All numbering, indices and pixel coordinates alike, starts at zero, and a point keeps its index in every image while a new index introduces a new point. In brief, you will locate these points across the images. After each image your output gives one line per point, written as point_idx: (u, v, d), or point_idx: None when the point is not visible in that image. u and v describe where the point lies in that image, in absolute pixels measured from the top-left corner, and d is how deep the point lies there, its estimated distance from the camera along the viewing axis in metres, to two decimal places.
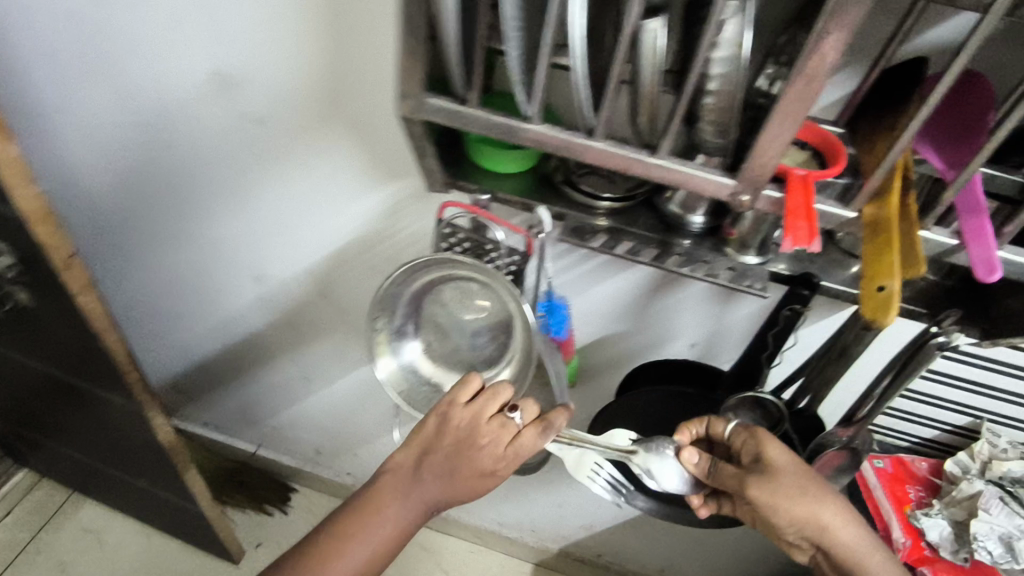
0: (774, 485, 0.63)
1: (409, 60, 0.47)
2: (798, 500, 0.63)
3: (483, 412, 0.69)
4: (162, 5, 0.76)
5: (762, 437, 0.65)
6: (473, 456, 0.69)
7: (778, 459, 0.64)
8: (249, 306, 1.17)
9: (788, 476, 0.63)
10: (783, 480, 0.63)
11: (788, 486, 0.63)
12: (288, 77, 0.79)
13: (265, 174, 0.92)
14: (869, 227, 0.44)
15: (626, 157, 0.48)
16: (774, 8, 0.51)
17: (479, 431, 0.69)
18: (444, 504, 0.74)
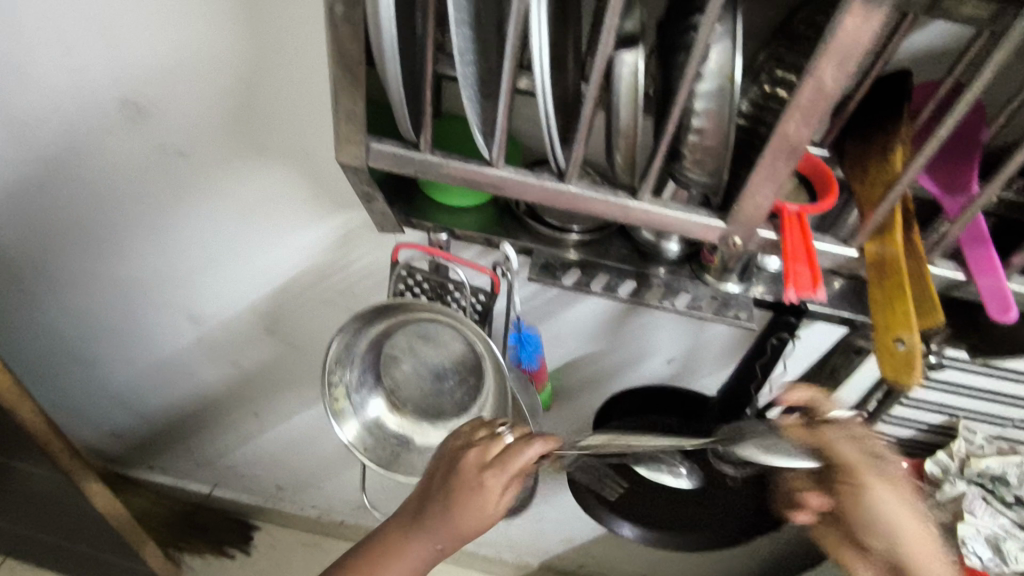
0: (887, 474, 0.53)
1: (347, 102, 0.40)
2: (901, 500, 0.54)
3: (473, 436, 0.63)
4: (43, 28, 0.64)
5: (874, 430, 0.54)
6: (462, 471, 0.60)
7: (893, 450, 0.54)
8: (188, 349, 1.07)
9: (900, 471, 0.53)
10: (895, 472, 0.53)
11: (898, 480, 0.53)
12: (205, 106, 0.68)
13: (192, 211, 0.81)
14: (873, 267, 0.40)
15: (607, 202, 0.42)
16: (753, 22, 0.46)
17: (465, 455, 0.61)
18: (448, 544, 0.64)
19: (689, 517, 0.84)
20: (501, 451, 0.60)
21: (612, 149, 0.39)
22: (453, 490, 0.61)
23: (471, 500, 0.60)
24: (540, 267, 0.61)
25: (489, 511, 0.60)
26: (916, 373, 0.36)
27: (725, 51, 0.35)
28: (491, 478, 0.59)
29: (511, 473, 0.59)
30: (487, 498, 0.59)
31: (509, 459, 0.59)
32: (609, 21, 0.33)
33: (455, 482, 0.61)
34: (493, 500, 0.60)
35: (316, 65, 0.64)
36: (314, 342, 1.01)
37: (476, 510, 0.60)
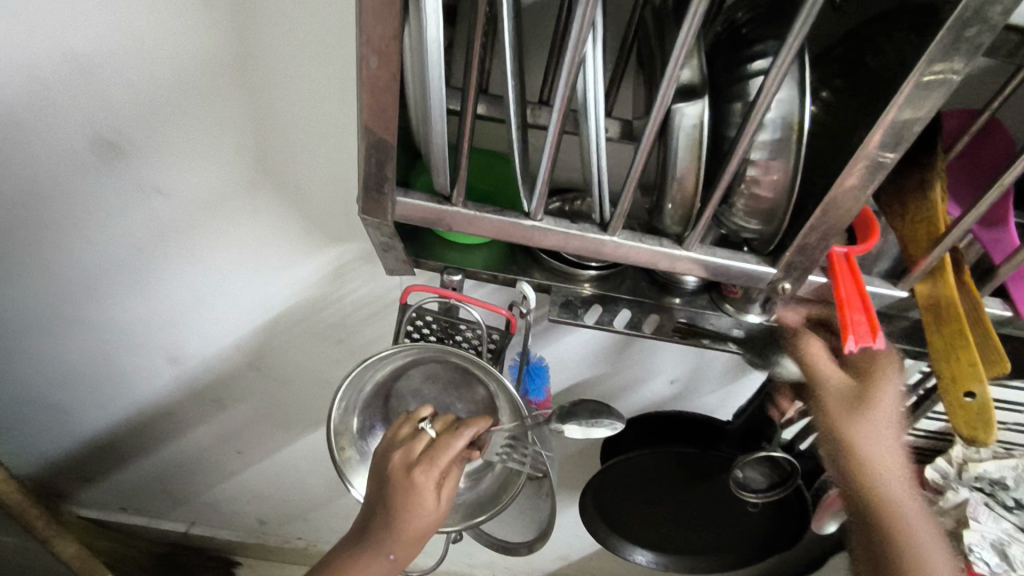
0: (859, 414, 0.52)
1: (374, 155, 0.37)
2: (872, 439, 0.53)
3: (396, 436, 0.61)
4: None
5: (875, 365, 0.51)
6: (393, 475, 0.58)
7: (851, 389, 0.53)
8: (167, 389, 1.00)
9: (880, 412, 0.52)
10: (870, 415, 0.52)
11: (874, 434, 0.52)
12: (186, 139, 0.63)
13: (172, 250, 0.75)
14: (928, 312, 0.39)
15: (653, 251, 0.40)
16: None
17: (390, 460, 0.59)
18: (393, 555, 0.61)
19: (703, 538, 0.84)
20: (429, 449, 0.59)
21: (664, 202, 0.37)
22: (389, 497, 0.58)
23: (407, 502, 0.57)
24: (561, 307, 0.58)
25: (429, 515, 0.59)
26: (993, 426, 0.36)
27: (788, 101, 0.33)
28: (423, 476, 0.58)
29: (439, 465, 0.58)
30: (425, 496, 0.58)
31: (434, 455, 0.58)
32: (672, 76, 0.31)
33: (395, 494, 0.58)
34: (430, 500, 0.59)
35: (309, 97, 0.59)
36: (303, 376, 0.96)
37: (415, 518, 0.58)
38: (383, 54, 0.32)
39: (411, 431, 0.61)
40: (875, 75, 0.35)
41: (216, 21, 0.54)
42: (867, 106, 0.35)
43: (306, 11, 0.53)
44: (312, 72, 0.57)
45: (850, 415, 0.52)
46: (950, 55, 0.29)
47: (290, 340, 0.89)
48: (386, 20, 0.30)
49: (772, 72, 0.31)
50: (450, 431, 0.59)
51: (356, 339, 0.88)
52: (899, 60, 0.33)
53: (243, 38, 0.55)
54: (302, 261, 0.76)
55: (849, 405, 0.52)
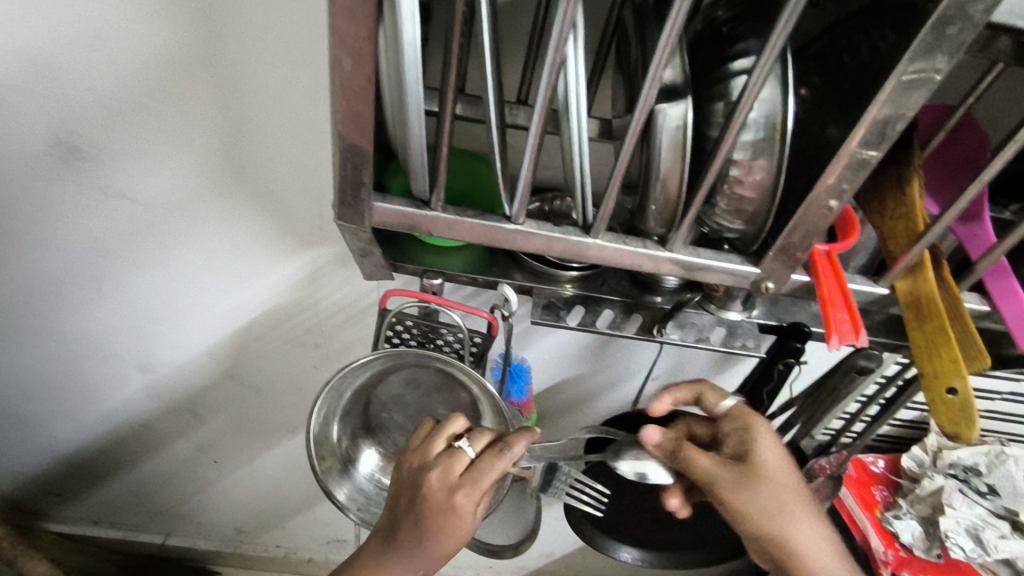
0: (746, 485, 0.54)
1: (350, 160, 0.36)
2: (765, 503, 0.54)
3: (429, 453, 0.57)
4: None
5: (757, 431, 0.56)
6: (432, 496, 0.55)
7: (765, 458, 0.55)
8: (138, 400, 0.97)
9: (767, 480, 0.54)
10: (768, 489, 0.54)
11: (760, 495, 0.54)
12: (151, 141, 0.61)
13: (141, 257, 0.73)
14: (910, 309, 0.39)
15: (636, 254, 0.39)
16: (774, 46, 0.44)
17: (428, 479, 0.55)
18: (426, 565, 0.60)
19: (686, 533, 0.85)
20: (472, 471, 0.55)
21: (647, 204, 0.36)
22: (427, 515, 0.55)
23: (445, 522, 0.55)
24: (543, 308, 0.57)
25: (466, 531, 0.56)
26: (976, 421, 0.36)
27: (771, 102, 0.33)
28: (464, 499, 0.55)
29: (482, 489, 0.54)
30: (464, 517, 0.55)
31: (477, 479, 0.54)
32: (655, 75, 0.30)
33: (434, 514, 0.55)
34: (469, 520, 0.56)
35: (279, 97, 0.57)
36: (279, 382, 0.94)
37: (450, 536, 0.56)
38: (357, 54, 0.31)
39: (445, 446, 0.57)
40: (854, 73, 0.35)
41: (180, 20, 0.52)
42: (847, 104, 0.35)
43: (275, 9, 0.51)
44: (283, 71, 0.55)
45: (745, 487, 0.54)
46: (932, 52, 0.29)
47: (265, 346, 0.87)
48: (360, 19, 0.29)
49: (756, 71, 0.30)
50: (498, 450, 0.55)
51: (334, 344, 0.86)
52: (878, 59, 0.33)
53: (210, 35, 0.53)
54: (276, 265, 0.74)
55: (742, 485, 0.54)
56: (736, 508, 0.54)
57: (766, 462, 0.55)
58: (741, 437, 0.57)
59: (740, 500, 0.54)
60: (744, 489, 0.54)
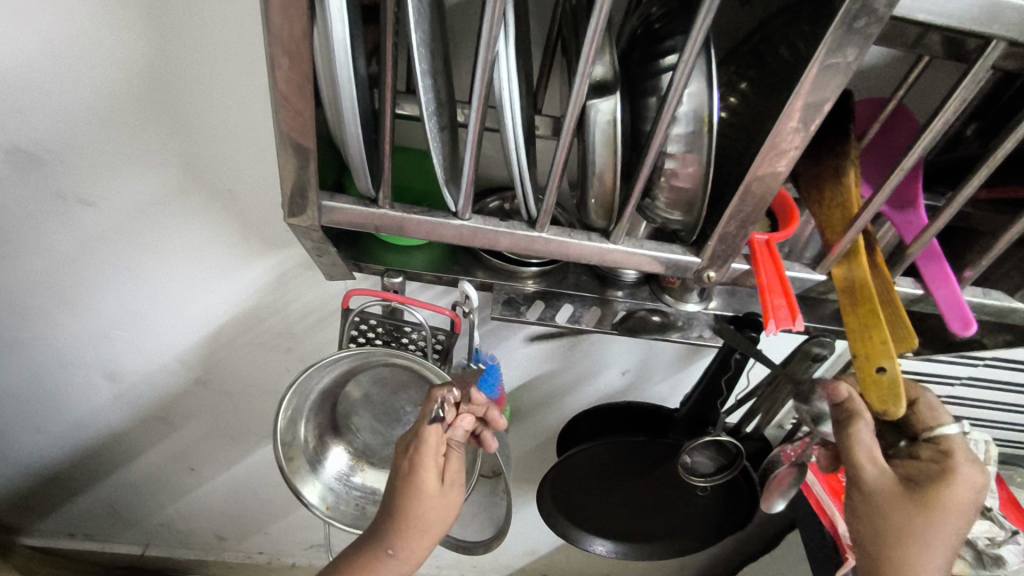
0: (923, 527, 0.46)
1: (295, 160, 0.37)
2: (935, 546, 0.47)
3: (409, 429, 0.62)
4: None
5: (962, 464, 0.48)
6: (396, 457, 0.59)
7: (956, 494, 0.47)
8: (110, 409, 0.97)
9: (942, 517, 0.46)
10: (934, 527, 0.46)
11: (927, 532, 0.46)
12: (110, 146, 0.61)
13: (107, 263, 0.73)
14: (845, 293, 0.41)
15: (582, 246, 0.41)
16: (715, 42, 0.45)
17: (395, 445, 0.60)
18: (399, 544, 0.59)
19: (657, 524, 0.85)
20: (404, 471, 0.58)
21: (587, 197, 0.37)
22: (391, 529, 0.59)
23: (401, 477, 0.58)
24: (503, 304, 0.58)
25: (439, 523, 0.59)
26: (902, 396, 0.37)
27: (699, 95, 0.34)
28: (414, 453, 0.57)
29: (425, 440, 0.56)
30: (414, 471, 0.57)
31: (411, 478, 0.57)
32: (584, 71, 0.32)
33: (395, 523, 0.58)
34: (425, 478, 0.57)
35: (237, 101, 0.58)
36: (252, 387, 0.94)
37: (412, 505, 0.57)
38: (293, 55, 0.31)
39: None
40: (782, 66, 0.37)
41: (134, 24, 0.52)
42: (776, 96, 0.36)
43: (228, 13, 0.52)
44: (240, 74, 0.56)
45: (899, 506, 0.47)
46: (845, 43, 0.31)
47: (235, 350, 0.86)
48: (294, 19, 0.30)
49: (680, 65, 0.31)
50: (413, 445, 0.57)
51: (305, 346, 0.86)
52: (800, 51, 0.35)
53: (166, 38, 0.53)
54: (242, 268, 0.74)
55: (906, 500, 0.47)
56: (887, 522, 0.47)
57: (955, 500, 0.46)
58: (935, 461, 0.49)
59: (893, 514, 0.47)
60: (914, 516, 0.46)
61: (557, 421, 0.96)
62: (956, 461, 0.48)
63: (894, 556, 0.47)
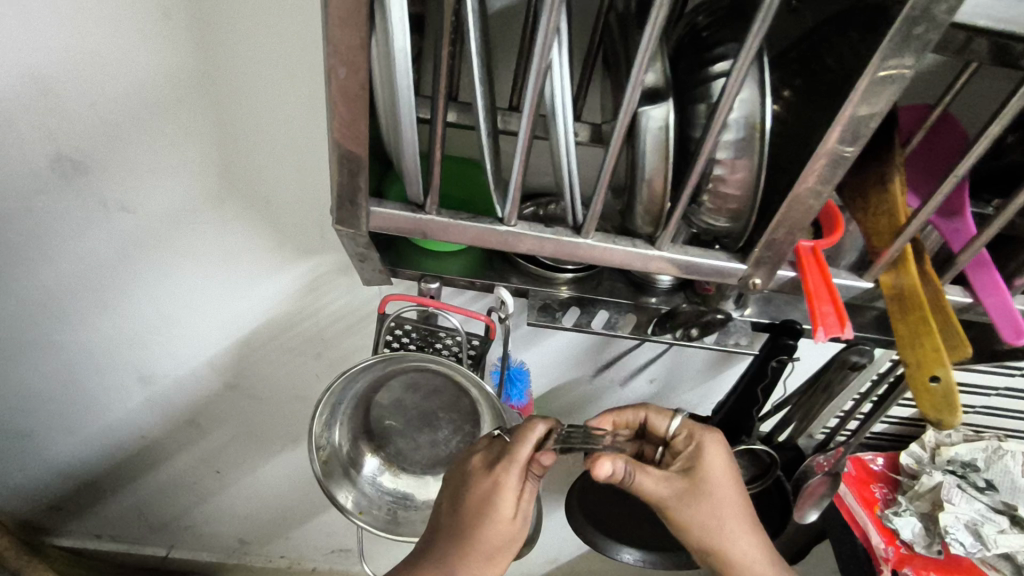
0: (682, 498, 0.53)
1: (345, 167, 0.37)
2: (701, 512, 0.53)
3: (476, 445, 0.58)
4: None
5: (703, 438, 0.55)
6: (471, 479, 0.54)
7: (707, 462, 0.54)
8: (141, 413, 0.98)
9: (706, 487, 0.53)
10: (687, 497, 0.53)
11: (718, 516, 0.53)
12: (150, 153, 0.62)
13: (144, 269, 0.74)
14: (893, 301, 0.41)
15: (627, 252, 0.40)
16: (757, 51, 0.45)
17: (471, 462, 0.56)
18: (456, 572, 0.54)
19: None
20: (462, 496, 0.54)
21: (634, 203, 0.37)
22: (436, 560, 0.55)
23: (481, 504, 0.53)
24: (539, 310, 0.58)
25: (501, 550, 0.55)
26: (956, 404, 0.36)
27: (751, 103, 0.34)
28: (506, 477, 0.53)
29: (519, 465, 0.52)
30: (502, 500, 0.53)
31: (479, 508, 0.53)
32: (636, 79, 0.32)
33: (455, 543, 0.54)
34: (507, 505, 0.53)
35: (278, 109, 0.59)
36: (281, 391, 0.94)
37: (488, 531, 0.53)
38: (349, 65, 0.32)
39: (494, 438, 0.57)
40: (832, 71, 0.36)
41: (178, 35, 0.53)
42: (825, 103, 0.36)
43: (273, 26, 0.53)
44: (281, 85, 0.57)
45: (694, 507, 0.53)
46: (902, 51, 0.30)
47: (264, 354, 0.87)
48: (352, 29, 0.30)
49: (733, 74, 0.32)
50: (484, 458, 0.55)
51: (334, 352, 0.87)
52: (851, 59, 0.34)
53: (206, 47, 0.54)
54: (276, 273, 0.75)
55: (688, 503, 0.53)
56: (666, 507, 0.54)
57: (704, 469, 0.54)
58: (692, 452, 0.55)
59: (687, 521, 0.53)
60: (679, 497, 0.53)
61: None
62: (697, 440, 0.55)
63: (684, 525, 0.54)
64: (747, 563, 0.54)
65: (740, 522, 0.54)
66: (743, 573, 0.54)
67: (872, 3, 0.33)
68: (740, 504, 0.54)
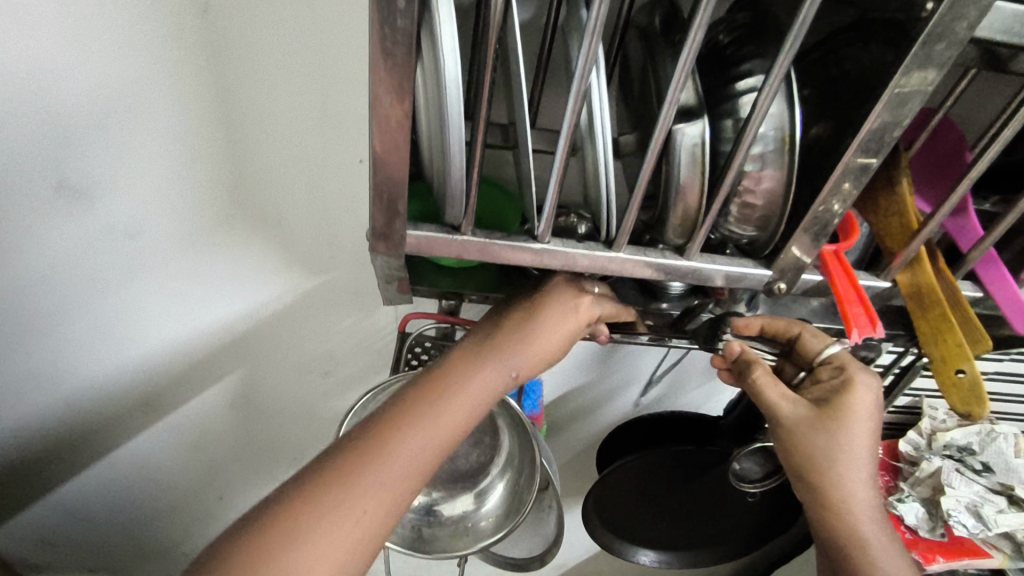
0: (823, 424, 0.51)
1: (385, 192, 0.37)
2: (831, 445, 0.50)
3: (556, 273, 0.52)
4: None
5: (856, 375, 0.51)
6: (549, 306, 0.48)
7: (855, 402, 0.50)
8: (140, 448, 0.95)
9: (852, 426, 0.50)
10: (834, 429, 0.50)
11: (851, 445, 0.50)
12: (160, 179, 0.61)
13: (149, 297, 0.73)
14: (913, 299, 0.43)
15: (658, 264, 0.41)
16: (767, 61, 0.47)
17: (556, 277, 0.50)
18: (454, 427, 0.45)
19: (702, 531, 0.87)
20: (538, 307, 0.49)
21: (666, 217, 0.39)
22: (486, 353, 0.48)
23: (546, 318, 0.48)
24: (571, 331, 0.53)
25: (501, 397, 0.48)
26: (985, 400, 0.39)
27: (779, 118, 0.36)
28: (586, 305, 0.49)
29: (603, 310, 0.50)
30: (560, 331, 0.48)
31: (551, 325, 0.48)
32: (674, 100, 0.33)
33: (495, 347, 0.48)
34: (570, 326, 0.49)
35: (291, 132, 0.59)
36: (289, 410, 0.94)
37: (535, 341, 0.48)
38: (397, 93, 0.32)
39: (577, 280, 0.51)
40: (846, 83, 0.38)
41: (192, 62, 0.53)
42: (842, 113, 0.38)
43: (286, 50, 0.53)
44: (294, 107, 0.57)
45: (821, 434, 0.51)
46: (923, 66, 0.32)
47: (271, 374, 0.86)
48: (402, 59, 0.31)
49: (765, 91, 0.33)
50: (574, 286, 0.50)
51: (342, 368, 0.87)
52: (869, 72, 0.36)
53: (219, 71, 0.54)
54: (286, 293, 0.74)
55: (816, 430, 0.51)
56: (789, 428, 0.52)
57: (853, 406, 0.50)
58: (838, 384, 0.52)
59: (808, 445, 0.51)
60: (819, 427, 0.50)
61: (590, 433, 0.97)
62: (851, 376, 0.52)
63: (805, 450, 0.51)
64: (851, 500, 0.52)
65: (862, 464, 0.51)
66: (849, 512, 0.52)
67: (886, 18, 0.35)
68: (870, 448, 0.51)
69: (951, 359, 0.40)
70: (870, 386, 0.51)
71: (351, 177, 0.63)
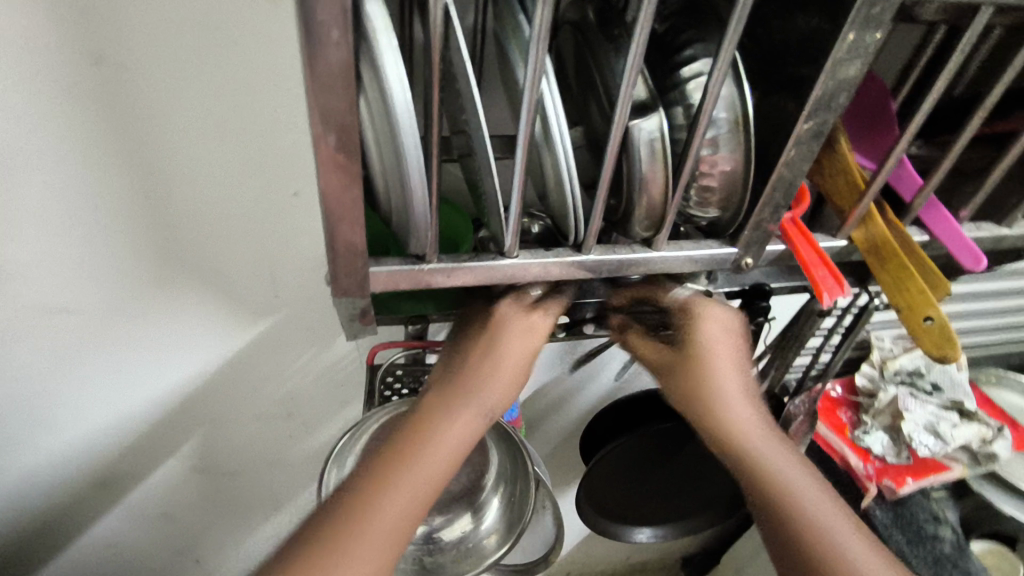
0: (676, 369, 0.48)
1: (344, 235, 0.35)
2: (688, 391, 0.47)
3: None
4: None
5: (695, 311, 0.47)
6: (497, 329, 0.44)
7: (698, 340, 0.46)
8: (98, 529, 0.88)
9: (704, 368, 0.47)
10: (689, 372, 0.47)
11: (707, 390, 0.47)
12: (72, 243, 0.56)
13: (86, 372, 0.67)
14: (870, 254, 0.44)
15: (628, 260, 0.41)
16: None
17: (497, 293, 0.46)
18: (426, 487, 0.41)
19: (693, 500, 0.89)
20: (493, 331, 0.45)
21: (632, 212, 0.38)
22: (450, 397, 0.43)
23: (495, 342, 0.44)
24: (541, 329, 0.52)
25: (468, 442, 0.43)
26: (956, 341, 0.40)
27: (729, 100, 0.36)
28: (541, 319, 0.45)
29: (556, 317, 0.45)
30: (511, 354, 0.44)
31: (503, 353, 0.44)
32: (630, 96, 0.33)
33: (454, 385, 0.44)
34: (526, 347, 0.44)
35: (213, 173, 0.55)
36: (254, 460, 0.88)
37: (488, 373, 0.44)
38: (343, 129, 0.30)
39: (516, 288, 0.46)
40: (784, 53, 0.39)
41: (90, 114, 0.48)
42: (785, 84, 0.38)
43: (198, 89, 0.49)
44: (213, 147, 0.53)
45: (678, 380, 0.48)
46: (862, 28, 0.33)
47: (230, 427, 0.81)
48: (344, 92, 0.29)
49: (716, 75, 0.33)
50: (516, 293, 0.45)
51: (305, 408, 0.82)
52: (807, 41, 0.36)
53: (122, 119, 0.49)
54: (233, 341, 0.70)
55: (674, 377, 0.48)
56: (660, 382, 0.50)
57: (697, 344, 0.47)
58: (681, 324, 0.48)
59: (674, 395, 0.49)
60: (675, 374, 0.48)
61: (568, 423, 0.97)
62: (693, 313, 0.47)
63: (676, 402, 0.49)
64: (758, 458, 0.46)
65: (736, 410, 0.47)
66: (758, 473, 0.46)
67: None
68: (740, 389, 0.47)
69: (912, 306, 0.42)
70: (715, 320, 0.47)
71: (287, 212, 0.59)
